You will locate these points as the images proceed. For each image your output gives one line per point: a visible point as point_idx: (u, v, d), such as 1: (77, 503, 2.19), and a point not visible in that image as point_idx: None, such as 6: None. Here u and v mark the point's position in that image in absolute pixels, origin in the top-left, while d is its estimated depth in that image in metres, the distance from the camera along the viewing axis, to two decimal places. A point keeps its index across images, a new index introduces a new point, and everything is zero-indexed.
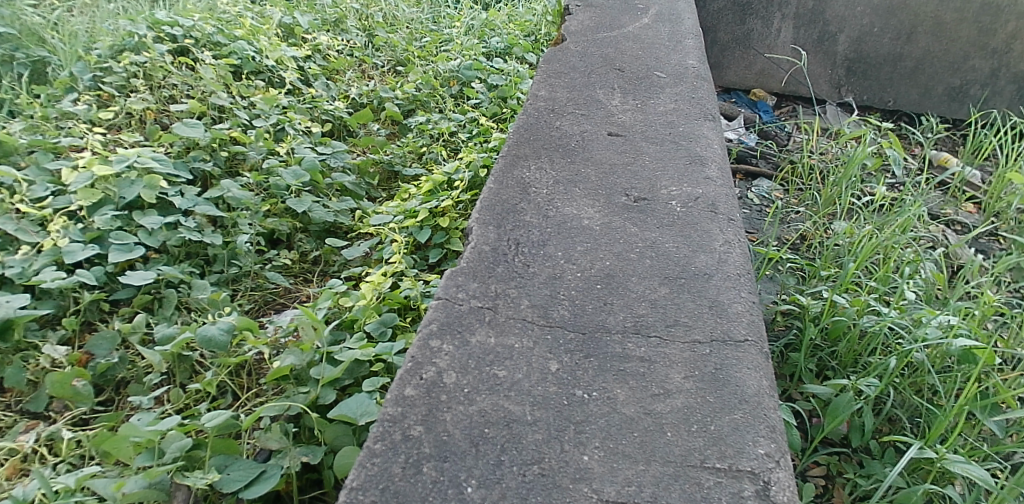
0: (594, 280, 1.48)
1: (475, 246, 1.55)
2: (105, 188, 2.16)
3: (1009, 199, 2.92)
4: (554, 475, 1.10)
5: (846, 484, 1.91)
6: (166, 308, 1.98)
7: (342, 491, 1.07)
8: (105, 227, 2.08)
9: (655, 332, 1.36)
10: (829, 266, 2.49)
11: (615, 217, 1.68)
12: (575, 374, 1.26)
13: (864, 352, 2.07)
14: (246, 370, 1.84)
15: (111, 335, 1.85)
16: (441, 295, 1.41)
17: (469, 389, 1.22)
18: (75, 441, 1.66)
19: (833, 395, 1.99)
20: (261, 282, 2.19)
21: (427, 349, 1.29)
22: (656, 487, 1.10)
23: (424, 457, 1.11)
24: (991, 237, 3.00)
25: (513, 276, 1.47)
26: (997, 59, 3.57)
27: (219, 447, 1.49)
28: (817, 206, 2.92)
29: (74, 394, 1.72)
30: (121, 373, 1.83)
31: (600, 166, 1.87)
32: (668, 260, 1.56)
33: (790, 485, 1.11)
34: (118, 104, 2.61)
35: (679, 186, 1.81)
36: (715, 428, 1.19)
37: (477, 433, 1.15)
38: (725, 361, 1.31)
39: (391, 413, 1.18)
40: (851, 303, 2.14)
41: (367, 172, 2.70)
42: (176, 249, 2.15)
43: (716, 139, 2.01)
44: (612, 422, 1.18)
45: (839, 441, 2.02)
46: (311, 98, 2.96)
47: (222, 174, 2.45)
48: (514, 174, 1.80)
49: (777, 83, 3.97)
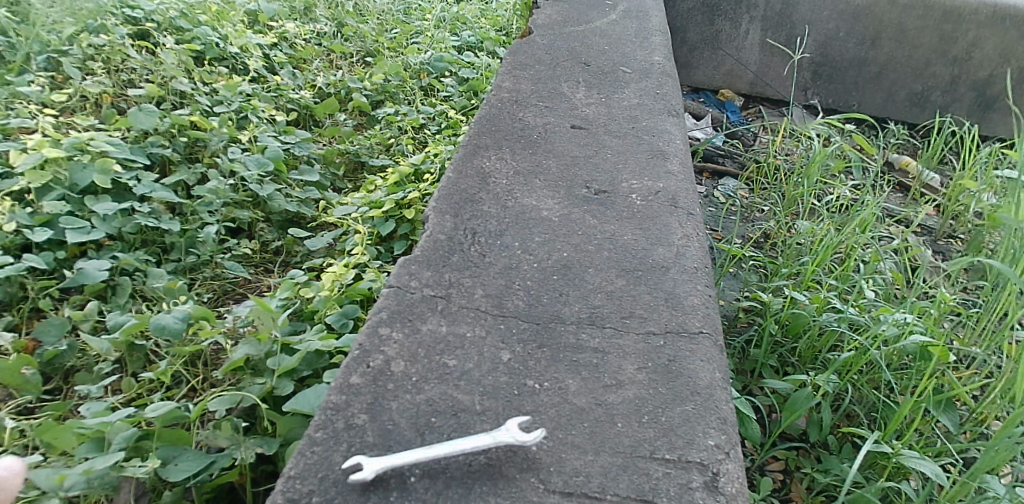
0: (551, 271, 1.48)
1: (431, 234, 1.53)
2: (56, 172, 2.10)
3: (968, 202, 2.97)
4: (501, 465, 1.08)
5: (805, 479, 1.93)
6: (120, 296, 1.93)
7: (280, 479, 1.05)
8: (55, 212, 2.02)
9: (610, 323, 1.36)
10: (790, 264, 2.52)
11: (575, 209, 1.68)
12: (527, 364, 1.25)
13: (822, 348, 2.09)
14: (202, 360, 1.79)
15: (60, 321, 1.80)
16: (394, 282, 1.39)
17: (417, 379, 1.20)
18: (18, 431, 1.58)
19: (793, 391, 2.00)
20: (220, 271, 2.13)
21: (376, 338, 1.27)
22: (604, 477, 1.09)
23: (367, 446, 1.09)
24: (949, 240, 3.06)
25: (468, 266, 1.46)
26: (957, 66, 3.63)
27: (168, 438, 1.45)
28: (780, 206, 2.96)
29: (20, 383, 1.65)
30: (69, 362, 1.76)
31: (562, 158, 1.87)
32: (626, 252, 1.55)
33: (739, 476, 1.12)
34: (72, 86, 2.53)
35: (641, 180, 1.81)
36: (666, 419, 1.19)
37: (423, 422, 1.14)
38: (679, 353, 1.31)
39: (335, 400, 1.16)
40: (811, 300, 2.16)
41: (333, 162, 2.67)
42: (131, 236, 2.09)
43: (679, 135, 2.02)
44: (563, 412, 1.18)
45: (797, 436, 2.04)
46: (277, 86, 2.91)
47: (181, 160, 2.39)
48: (474, 164, 1.78)
49: (745, 83, 4.00)
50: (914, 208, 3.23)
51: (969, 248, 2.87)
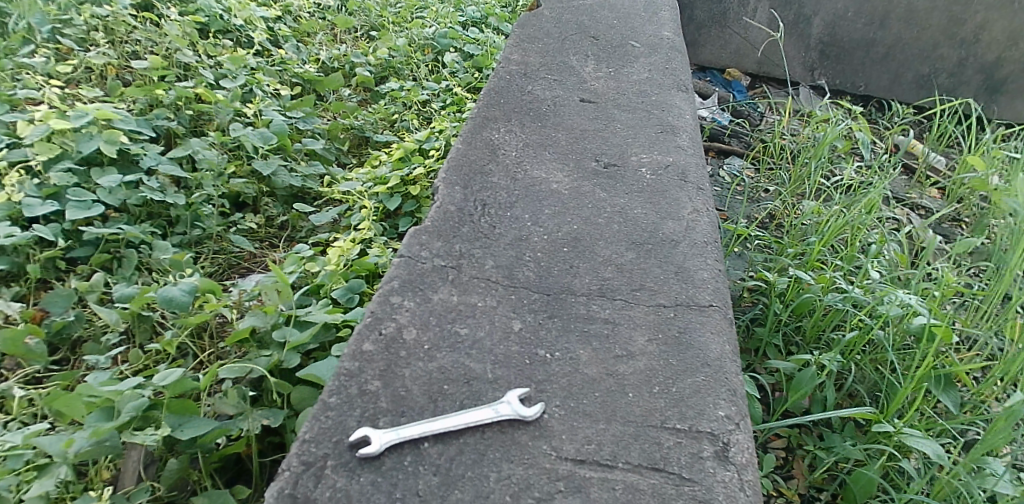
0: (561, 243, 1.47)
1: (441, 205, 1.52)
2: (63, 143, 2.09)
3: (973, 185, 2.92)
4: (514, 432, 1.11)
5: (807, 456, 1.91)
6: (126, 268, 1.92)
7: (295, 443, 1.07)
8: (61, 183, 2.00)
9: (620, 295, 1.36)
10: (796, 244, 2.50)
11: (585, 182, 1.67)
12: (537, 333, 1.26)
13: (826, 328, 2.08)
14: (209, 332, 1.79)
15: (67, 292, 1.80)
16: (405, 253, 1.39)
17: (429, 346, 1.22)
18: (27, 399, 1.59)
19: (796, 370, 2.00)
20: (225, 245, 2.14)
21: (388, 305, 1.28)
22: (615, 446, 1.10)
23: (380, 412, 1.11)
24: (954, 223, 3.02)
25: (478, 237, 1.46)
26: (965, 49, 3.58)
27: (175, 407, 1.41)
28: (786, 187, 2.93)
29: (26, 352, 1.65)
30: (77, 332, 1.77)
31: (571, 131, 1.86)
32: (637, 226, 1.55)
33: (749, 446, 1.13)
34: (77, 58, 2.51)
35: (650, 154, 1.80)
36: (677, 390, 1.19)
37: (436, 390, 1.15)
38: (689, 325, 1.31)
39: (348, 367, 1.17)
40: (816, 281, 2.15)
41: (338, 137, 2.65)
42: (137, 209, 2.08)
43: (689, 110, 2.01)
44: (573, 382, 1.19)
45: (800, 414, 2.01)
46: (281, 60, 2.89)
47: (186, 133, 2.38)
48: (483, 135, 1.77)
49: (752, 62, 3.96)
50: (919, 191, 3.18)
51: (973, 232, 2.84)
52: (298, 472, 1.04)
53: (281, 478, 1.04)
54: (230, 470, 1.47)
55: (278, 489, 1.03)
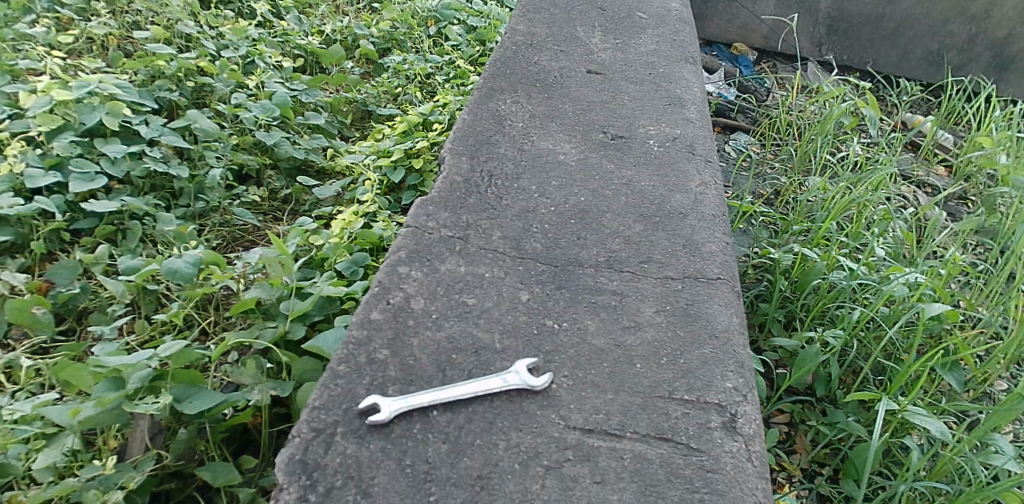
0: (568, 215, 1.50)
1: (447, 175, 1.54)
2: (64, 113, 2.07)
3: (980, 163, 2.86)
4: (521, 401, 1.16)
5: (809, 432, 1.87)
6: (130, 240, 1.91)
7: (305, 410, 1.11)
8: (64, 154, 1.99)
9: (627, 268, 1.39)
10: (801, 220, 2.45)
11: (592, 153, 1.68)
12: (545, 304, 1.31)
13: (830, 305, 2.03)
14: (213, 304, 1.79)
15: (72, 264, 1.79)
16: (412, 223, 1.43)
17: (437, 315, 1.26)
18: (34, 369, 1.60)
19: (800, 346, 1.96)
20: (229, 218, 2.13)
21: (395, 275, 1.32)
22: (623, 416, 1.15)
23: (389, 380, 1.16)
24: (960, 201, 2.93)
25: (485, 208, 1.49)
26: (975, 25, 3.53)
27: (181, 378, 1.40)
28: (793, 163, 2.89)
29: (33, 322, 1.66)
30: (82, 303, 1.77)
31: (578, 102, 1.85)
32: (645, 198, 1.56)
33: (756, 418, 1.17)
34: (78, 28, 2.49)
35: (659, 126, 1.79)
36: (684, 362, 1.24)
37: (445, 358, 1.20)
38: (697, 297, 1.35)
39: (357, 335, 1.21)
40: (821, 258, 2.12)
41: (340, 110, 2.63)
42: (140, 180, 2.06)
43: (697, 82, 1.99)
44: (581, 352, 1.24)
45: (803, 391, 1.96)
46: (283, 31, 2.85)
47: (189, 105, 2.35)
48: (490, 106, 1.77)
49: (759, 38, 3.87)
50: (925, 169, 3.11)
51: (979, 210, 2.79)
52: (308, 439, 1.08)
53: (291, 444, 1.08)
54: (237, 441, 1.48)
55: (287, 455, 1.07)
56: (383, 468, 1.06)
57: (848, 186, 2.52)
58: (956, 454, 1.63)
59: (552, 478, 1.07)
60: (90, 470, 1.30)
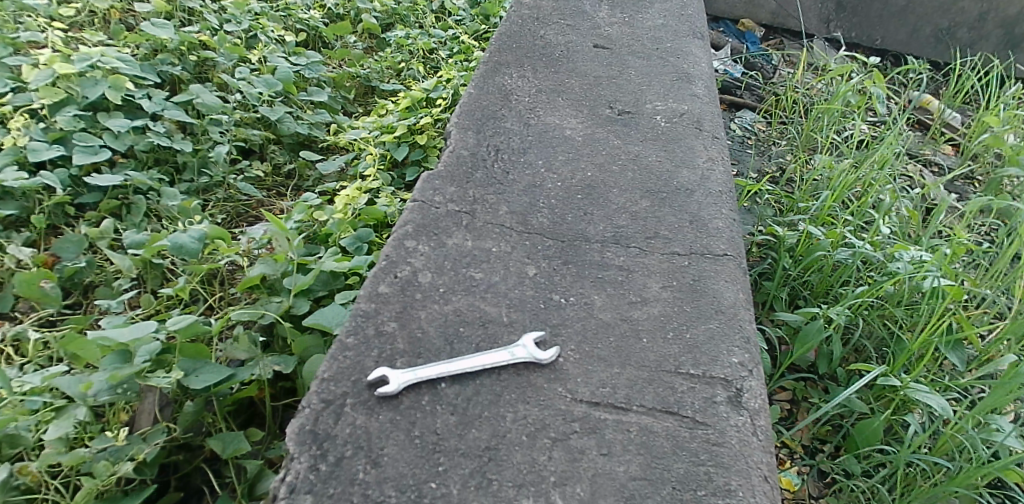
0: (575, 190, 1.53)
1: (454, 149, 1.57)
2: (68, 87, 2.06)
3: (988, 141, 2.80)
4: (529, 374, 1.17)
5: (811, 409, 1.88)
6: (135, 215, 1.92)
7: (314, 381, 1.13)
8: (68, 128, 1.98)
9: (634, 243, 1.42)
10: (807, 199, 2.42)
11: (598, 128, 1.70)
12: (552, 279, 1.33)
13: (835, 283, 2.02)
14: (218, 279, 1.79)
15: (77, 238, 1.80)
16: (418, 197, 1.45)
17: (444, 289, 1.28)
18: (42, 342, 1.61)
19: (804, 323, 1.93)
20: (234, 193, 2.12)
21: (403, 249, 1.34)
22: (629, 390, 1.17)
23: (398, 353, 1.18)
24: (967, 181, 2.90)
25: (491, 182, 1.51)
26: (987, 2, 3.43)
27: (187, 351, 1.42)
28: (799, 140, 2.85)
29: (42, 296, 1.68)
30: (88, 278, 1.77)
31: (585, 77, 1.86)
32: (651, 174, 1.59)
33: (761, 393, 1.20)
34: (80, 1, 2.47)
35: (665, 102, 1.81)
36: (690, 337, 1.26)
37: (452, 331, 1.22)
38: (703, 273, 1.37)
39: (365, 308, 1.23)
40: (826, 235, 2.07)
41: (343, 85, 2.61)
42: (144, 154, 2.06)
43: (704, 57, 1.99)
44: (588, 326, 1.26)
45: (807, 368, 1.96)
46: (285, 5, 2.82)
47: (191, 79, 2.34)
48: (495, 81, 1.79)
49: (766, 13, 3.77)
50: (933, 147, 3.06)
51: (986, 189, 2.74)
52: (319, 409, 1.10)
53: (302, 414, 1.09)
54: (243, 414, 1.49)
55: (298, 425, 1.08)
56: (392, 439, 1.07)
57: (855, 164, 2.49)
58: (957, 431, 1.62)
59: (560, 450, 1.09)
60: (99, 442, 1.31)
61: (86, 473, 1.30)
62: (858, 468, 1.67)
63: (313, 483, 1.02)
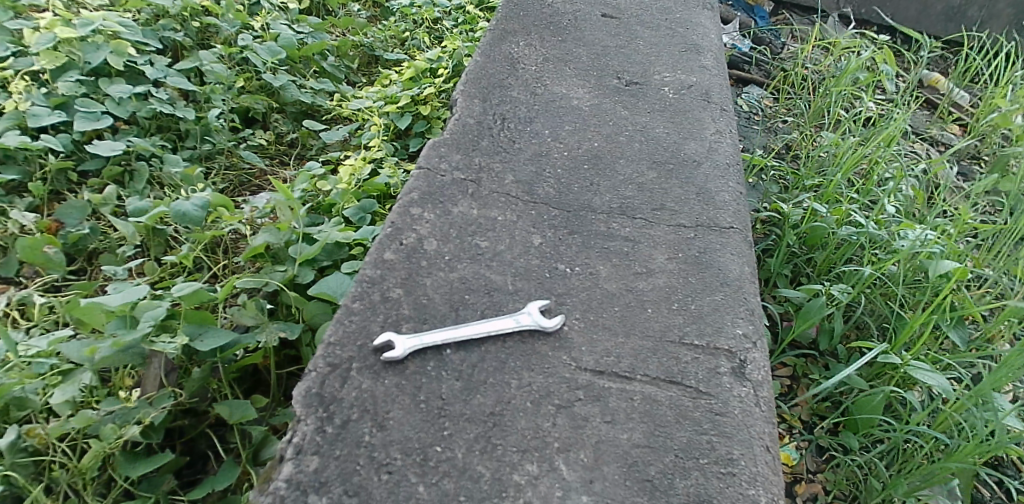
0: (582, 160, 1.53)
1: (460, 117, 1.59)
2: (69, 52, 2.04)
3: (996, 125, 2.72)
4: (534, 342, 1.18)
5: (811, 384, 1.85)
6: (138, 182, 1.90)
7: (321, 345, 1.14)
8: (70, 93, 1.97)
9: (640, 214, 1.43)
10: (813, 175, 2.39)
11: (605, 99, 1.71)
12: (558, 249, 1.34)
13: (837, 261, 1.99)
14: (222, 248, 1.79)
15: (81, 204, 1.79)
16: (424, 164, 1.46)
17: (450, 257, 1.29)
18: (48, 307, 1.61)
19: (806, 300, 1.92)
20: (236, 161, 2.11)
21: (408, 216, 1.35)
22: (634, 360, 1.18)
23: (403, 318, 1.18)
24: (972, 160, 2.86)
25: (498, 151, 1.52)
26: None
27: (193, 318, 1.41)
28: (806, 117, 2.80)
29: (44, 261, 1.67)
30: (92, 244, 1.77)
31: (593, 47, 1.88)
32: (658, 145, 1.60)
33: (765, 364, 1.20)
34: None
35: (673, 73, 1.82)
36: (695, 308, 1.27)
37: (457, 299, 1.23)
38: (709, 246, 1.38)
39: (371, 274, 1.24)
40: (831, 212, 2.05)
41: (347, 55, 2.58)
42: (146, 121, 2.04)
43: (713, 29, 2.00)
44: (593, 296, 1.27)
45: (807, 344, 1.94)
46: None
47: (194, 46, 2.32)
48: (503, 49, 1.81)
49: None
50: (940, 127, 2.99)
51: (992, 169, 2.71)
52: (325, 373, 1.10)
53: (308, 377, 1.10)
54: (248, 381, 1.50)
55: (305, 388, 1.09)
56: (398, 403, 1.08)
57: (862, 141, 2.46)
58: (957, 409, 1.60)
59: (564, 417, 1.09)
60: (109, 405, 1.33)
61: (95, 436, 1.31)
62: (855, 442, 1.67)
63: (320, 445, 1.03)
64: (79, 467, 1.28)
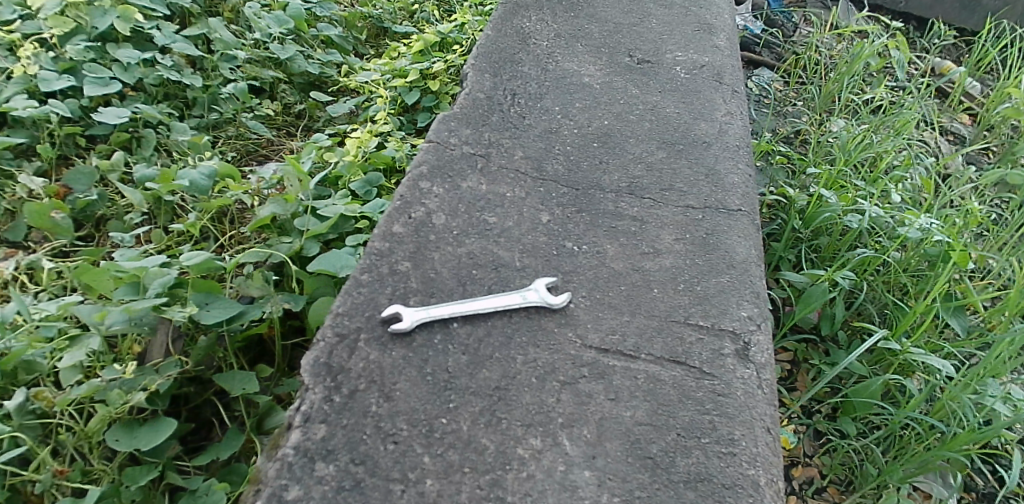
0: (592, 138, 1.53)
1: (470, 92, 1.58)
2: (76, 17, 2.02)
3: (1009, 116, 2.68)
4: (540, 319, 1.19)
5: (811, 369, 1.85)
6: (144, 149, 1.90)
7: (330, 315, 1.15)
8: (78, 58, 1.95)
9: (648, 194, 1.43)
10: (821, 160, 2.37)
11: (617, 77, 1.70)
12: (566, 227, 1.34)
13: (842, 247, 1.97)
14: (229, 217, 1.78)
15: (89, 170, 1.79)
16: (433, 139, 1.46)
17: (458, 232, 1.30)
18: (56, 272, 1.62)
19: (809, 285, 1.90)
20: (244, 131, 2.10)
21: (417, 190, 1.35)
22: (639, 338, 1.19)
23: (411, 291, 1.19)
24: (982, 150, 2.83)
25: (508, 127, 1.52)
26: None
27: (200, 286, 1.42)
28: (816, 101, 2.77)
29: (53, 227, 1.68)
30: (100, 210, 1.77)
31: (605, 24, 1.87)
32: (668, 125, 1.59)
33: (768, 347, 1.21)
34: None
35: (686, 53, 1.81)
36: (701, 289, 1.28)
37: (465, 273, 1.24)
38: (716, 227, 1.38)
39: (380, 246, 1.25)
40: (838, 198, 2.03)
41: (355, 26, 2.56)
42: (154, 88, 2.03)
43: (727, 10, 1.99)
44: (600, 274, 1.27)
45: (808, 329, 1.94)
46: None
47: (201, 13, 2.30)
48: (514, 23, 1.80)
49: None
50: (950, 116, 2.96)
51: (1001, 160, 2.67)
52: (333, 343, 1.11)
53: (317, 347, 1.11)
54: (253, 350, 1.50)
55: (312, 357, 1.10)
56: (404, 375, 1.09)
57: (872, 126, 2.42)
58: (953, 397, 1.59)
59: (569, 393, 1.11)
60: (111, 373, 1.32)
61: (101, 401, 1.31)
62: (852, 429, 1.69)
63: (327, 413, 1.04)
64: (85, 431, 1.28)
